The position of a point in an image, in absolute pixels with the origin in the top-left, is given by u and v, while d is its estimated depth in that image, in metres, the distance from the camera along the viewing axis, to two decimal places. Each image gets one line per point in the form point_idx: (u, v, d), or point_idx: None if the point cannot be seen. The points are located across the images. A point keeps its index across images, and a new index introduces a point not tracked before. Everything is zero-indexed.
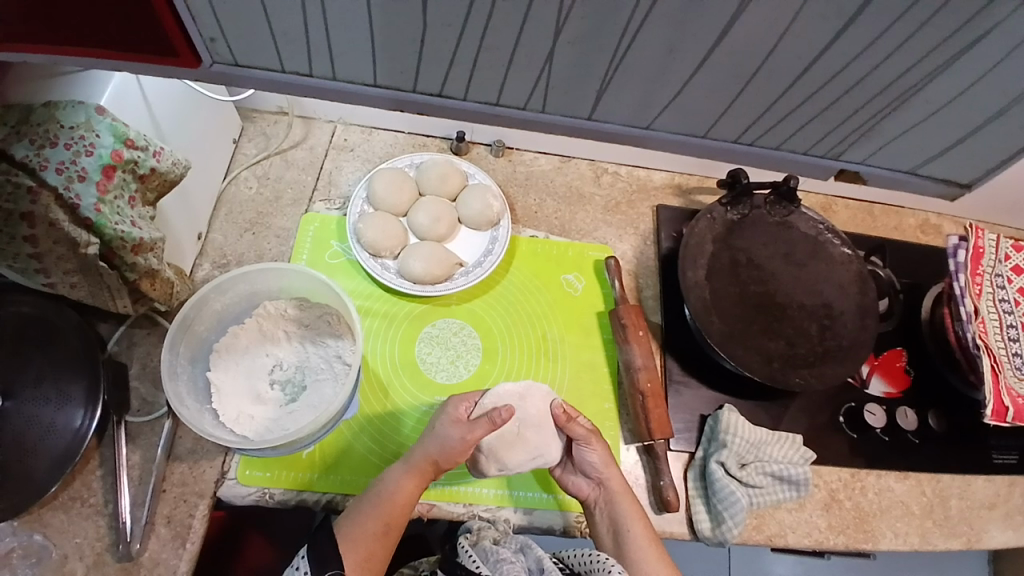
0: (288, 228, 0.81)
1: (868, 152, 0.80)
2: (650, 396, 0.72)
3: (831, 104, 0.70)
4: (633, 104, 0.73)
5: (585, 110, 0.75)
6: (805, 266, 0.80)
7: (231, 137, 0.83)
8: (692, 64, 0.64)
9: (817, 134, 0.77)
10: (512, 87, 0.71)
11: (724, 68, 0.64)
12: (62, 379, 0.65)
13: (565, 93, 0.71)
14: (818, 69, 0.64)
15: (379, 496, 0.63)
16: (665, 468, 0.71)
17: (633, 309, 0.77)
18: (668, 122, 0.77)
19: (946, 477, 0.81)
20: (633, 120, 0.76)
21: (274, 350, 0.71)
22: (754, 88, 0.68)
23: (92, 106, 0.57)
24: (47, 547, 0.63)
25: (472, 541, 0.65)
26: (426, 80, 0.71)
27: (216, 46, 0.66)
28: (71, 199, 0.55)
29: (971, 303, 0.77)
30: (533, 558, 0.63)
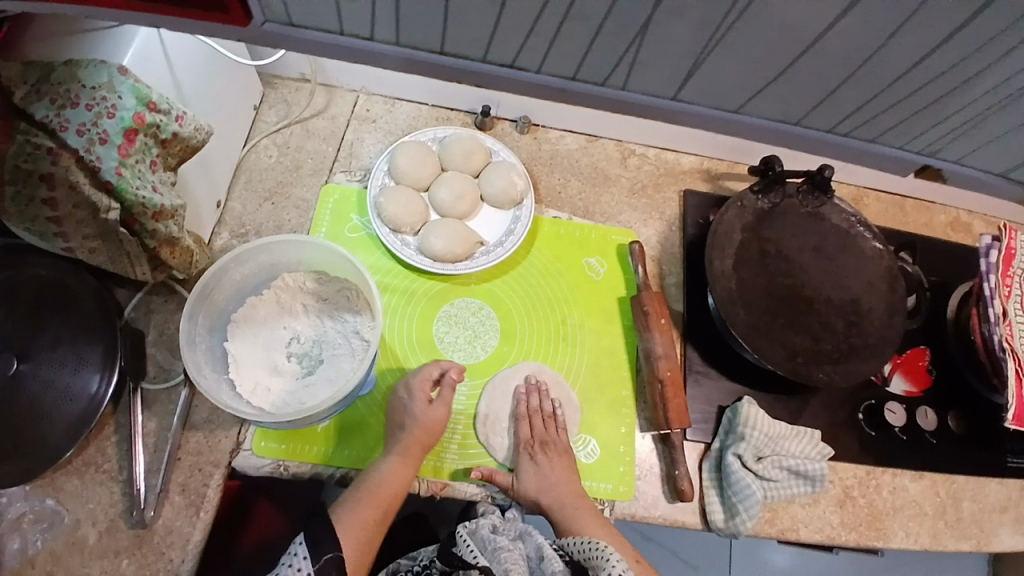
0: (307, 199, 0.80)
1: (959, 149, 0.76)
2: (670, 384, 0.71)
3: (912, 97, 0.67)
4: (717, 88, 0.70)
5: (671, 88, 0.71)
6: (834, 260, 0.78)
7: (252, 103, 0.81)
8: (846, 60, 0.62)
9: (884, 127, 0.74)
10: (644, 78, 0.70)
11: (827, 59, 0.63)
12: (80, 344, 0.65)
13: (660, 76, 0.69)
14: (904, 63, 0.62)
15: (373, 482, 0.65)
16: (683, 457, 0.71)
17: (656, 296, 0.75)
18: (762, 105, 0.73)
19: (962, 479, 0.80)
20: (726, 102, 0.73)
21: (292, 322, 0.70)
22: (921, 90, 0.66)
23: (114, 65, 0.55)
24: (60, 512, 0.64)
25: (470, 528, 0.67)
26: (495, 51, 0.67)
27: (273, 3, 0.60)
28: (92, 162, 0.53)
29: (1000, 304, 0.75)
30: (532, 544, 0.65)
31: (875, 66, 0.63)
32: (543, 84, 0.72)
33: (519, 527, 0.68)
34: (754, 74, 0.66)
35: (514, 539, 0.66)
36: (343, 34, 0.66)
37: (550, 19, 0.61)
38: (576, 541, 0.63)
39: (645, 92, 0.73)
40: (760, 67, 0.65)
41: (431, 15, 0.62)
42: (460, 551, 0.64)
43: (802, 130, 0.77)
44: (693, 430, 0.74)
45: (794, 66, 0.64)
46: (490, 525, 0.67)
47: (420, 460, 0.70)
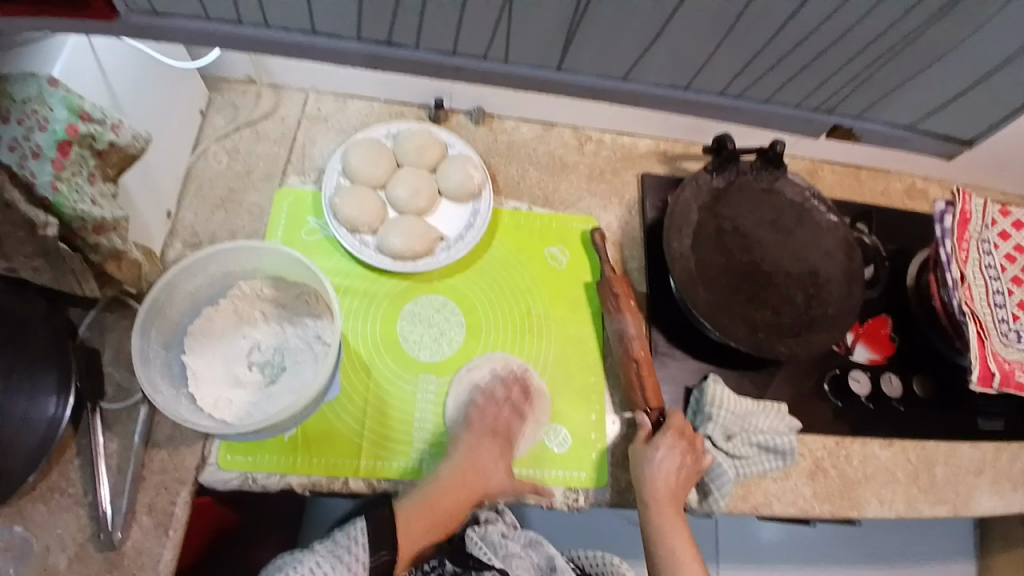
0: (261, 205, 0.78)
1: (865, 104, 0.77)
2: (644, 363, 0.71)
3: (819, 54, 0.68)
4: (604, 55, 0.69)
5: (554, 59, 0.70)
6: (792, 233, 0.78)
7: (197, 107, 0.79)
8: (723, 16, 0.62)
9: (805, 87, 0.74)
10: (525, 48, 0.69)
11: (698, 18, 0.63)
12: (31, 368, 0.63)
13: (541, 46, 0.68)
14: (810, 13, 0.61)
15: (433, 481, 0.68)
16: (664, 440, 0.67)
17: (622, 278, 0.75)
18: (649, 70, 0.72)
19: (931, 443, 0.81)
20: (614, 68, 0.72)
21: (251, 331, 0.69)
22: (812, 42, 0.66)
23: (44, 77, 0.53)
24: (29, 539, 0.62)
25: (479, 531, 0.70)
26: (367, 31, 0.66)
27: None
28: (26, 177, 0.52)
29: (957, 269, 0.76)
30: (543, 555, 0.71)
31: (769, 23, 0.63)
32: (430, 62, 0.71)
33: (529, 535, 0.74)
34: (631, 37, 0.66)
35: (524, 546, 0.72)
36: (211, 19, 0.63)
37: None
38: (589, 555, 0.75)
39: (531, 63, 0.71)
40: (639, 30, 0.65)
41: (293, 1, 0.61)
42: (472, 551, 0.68)
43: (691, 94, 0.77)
44: (676, 415, 0.69)
45: (670, 28, 0.64)
46: (500, 531, 0.71)
47: (397, 463, 0.70)
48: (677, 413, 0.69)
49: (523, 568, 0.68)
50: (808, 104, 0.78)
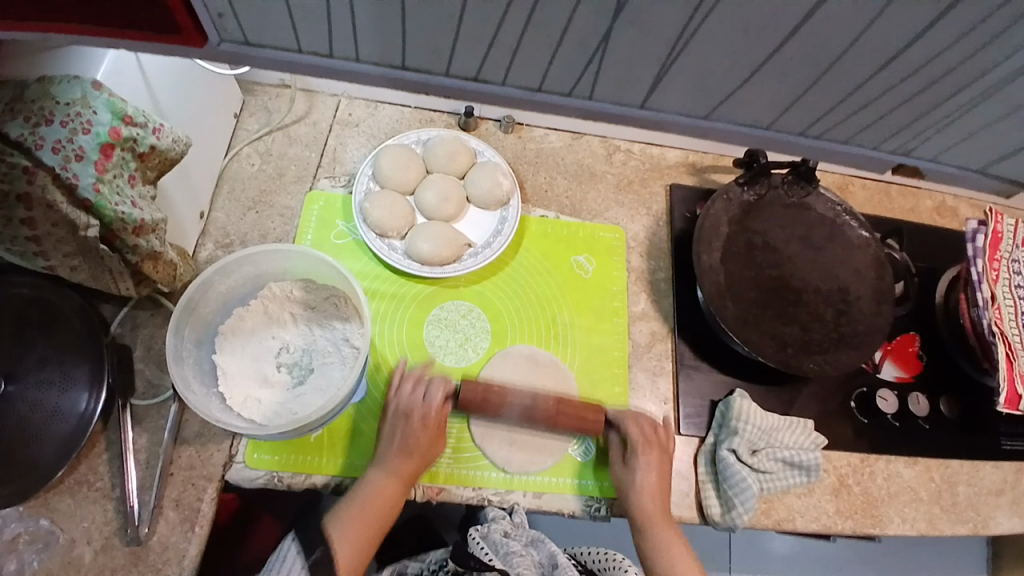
0: (292, 207, 0.79)
1: (941, 147, 0.79)
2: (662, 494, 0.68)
3: (906, 100, 0.69)
4: (699, 96, 0.71)
5: (637, 98, 0.72)
6: (822, 249, 0.78)
7: (232, 111, 0.80)
8: (818, 67, 0.64)
9: (889, 129, 0.76)
10: (614, 90, 0.71)
11: (794, 62, 0.63)
12: (65, 363, 0.64)
13: (623, 84, 0.69)
14: (908, 59, 0.61)
15: (361, 497, 0.64)
16: (637, 459, 0.68)
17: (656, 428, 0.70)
18: (740, 112, 0.74)
19: (954, 463, 0.80)
20: (696, 108, 0.74)
21: (280, 332, 0.70)
22: (902, 88, 0.66)
23: (88, 80, 0.54)
24: (55, 531, 0.63)
25: (482, 531, 0.68)
26: (455, 65, 0.68)
27: (224, 22, 0.61)
28: (68, 179, 0.52)
29: (988, 288, 0.75)
30: (545, 552, 0.68)
31: (875, 68, 0.63)
32: (513, 96, 0.72)
33: (531, 533, 0.70)
34: (726, 76, 0.66)
35: (526, 544, 0.68)
36: (302, 52, 0.67)
37: (506, 38, 0.61)
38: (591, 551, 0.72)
39: (617, 103, 0.74)
40: (723, 83, 0.68)
41: (389, 35, 0.63)
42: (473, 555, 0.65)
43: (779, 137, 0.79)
44: (631, 423, 0.70)
45: (755, 75, 0.66)
46: (502, 530, 0.67)
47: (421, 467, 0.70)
48: (635, 425, 0.70)
49: (526, 567, 0.64)
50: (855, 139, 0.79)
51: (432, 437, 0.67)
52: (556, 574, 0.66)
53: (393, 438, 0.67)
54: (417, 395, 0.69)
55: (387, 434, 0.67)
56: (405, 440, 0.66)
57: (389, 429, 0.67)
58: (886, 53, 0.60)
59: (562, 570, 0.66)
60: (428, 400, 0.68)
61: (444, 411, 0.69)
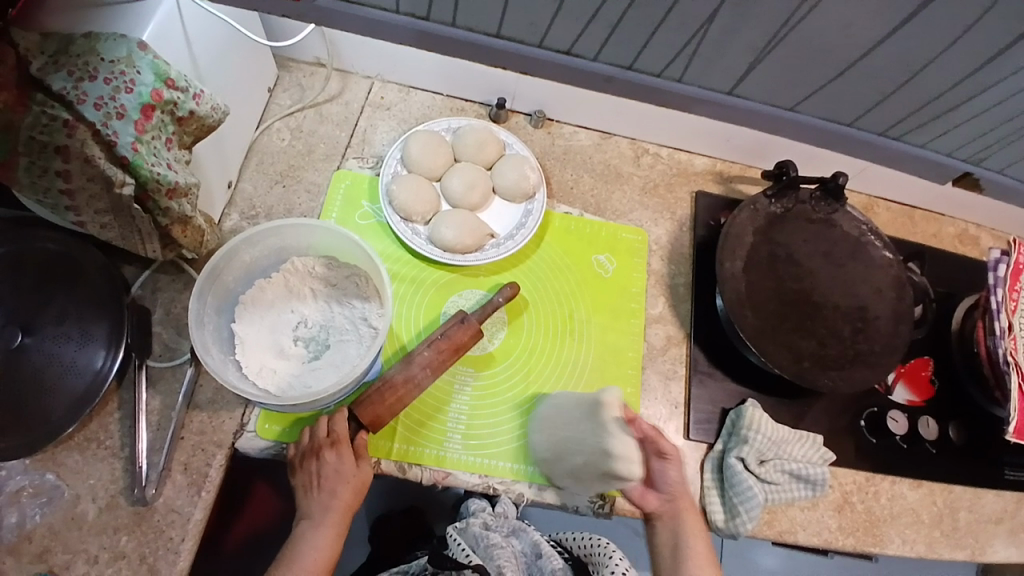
0: (319, 184, 0.79)
1: (1007, 161, 0.77)
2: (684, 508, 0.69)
3: (973, 117, 0.70)
4: (842, 102, 0.72)
5: (727, 83, 0.72)
6: (844, 266, 0.78)
7: (267, 85, 0.80)
8: (907, 69, 0.64)
9: (964, 137, 0.74)
10: (702, 72, 0.71)
11: (874, 72, 0.66)
12: (86, 319, 0.64)
13: (714, 70, 0.70)
14: (980, 79, 0.64)
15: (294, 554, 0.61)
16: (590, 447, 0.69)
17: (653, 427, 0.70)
18: (874, 123, 0.75)
19: (958, 489, 0.80)
20: (843, 116, 0.75)
21: (300, 306, 0.70)
22: (979, 101, 0.67)
23: (134, 40, 0.54)
24: (60, 486, 0.64)
25: (462, 527, 0.73)
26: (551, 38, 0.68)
27: None
28: (108, 136, 0.53)
29: (1006, 318, 0.75)
30: (528, 541, 0.72)
31: (955, 78, 0.64)
32: (597, 72, 0.73)
33: (514, 523, 0.73)
34: (817, 71, 0.67)
35: (507, 536, 0.71)
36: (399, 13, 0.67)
37: (610, 15, 0.62)
38: (578, 537, 0.73)
39: (703, 86, 0.74)
40: (872, 93, 0.69)
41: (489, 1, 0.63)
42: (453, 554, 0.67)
43: (895, 145, 0.78)
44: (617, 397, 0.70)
45: (863, 61, 0.64)
46: (482, 523, 0.72)
47: (429, 450, 0.70)
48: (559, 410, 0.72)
49: (506, 558, 0.67)
50: (961, 154, 0.78)
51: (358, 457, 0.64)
52: (540, 563, 0.70)
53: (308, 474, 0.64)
54: (322, 427, 0.65)
55: (308, 484, 0.64)
56: (328, 485, 0.63)
57: (304, 475, 0.64)
58: (980, 58, 0.61)
59: (544, 559, 0.70)
60: (336, 435, 0.64)
61: (359, 437, 0.65)
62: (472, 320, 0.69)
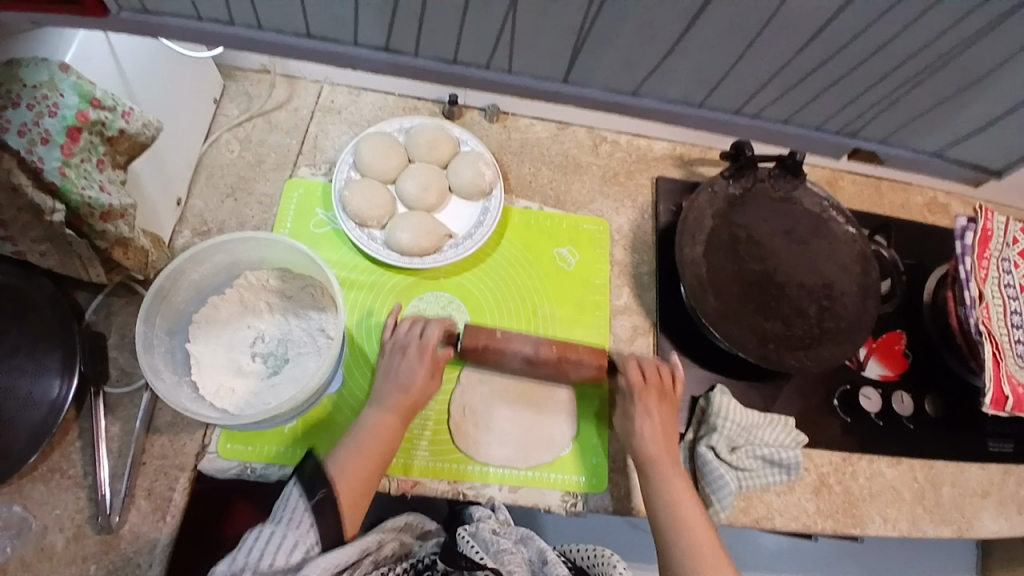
0: (271, 195, 0.78)
1: (887, 128, 0.77)
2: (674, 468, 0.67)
3: (832, 87, 0.69)
4: (688, 79, 0.70)
5: (615, 83, 0.72)
6: (808, 245, 0.77)
7: (211, 95, 0.78)
8: (732, 53, 0.65)
9: (828, 109, 0.74)
10: (539, 60, 0.69)
11: (703, 50, 0.65)
12: (39, 350, 0.63)
13: (552, 58, 0.68)
14: (811, 54, 0.64)
15: (361, 440, 0.63)
16: (634, 407, 0.68)
17: (652, 389, 0.69)
18: (729, 100, 0.74)
19: (939, 463, 0.80)
20: (692, 96, 0.74)
21: (256, 322, 0.69)
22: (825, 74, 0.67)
23: (56, 64, 0.53)
24: (28, 518, 0.63)
25: (470, 530, 0.66)
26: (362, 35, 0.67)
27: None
28: (33, 163, 0.51)
29: (976, 287, 0.74)
30: (534, 549, 0.65)
31: (784, 60, 0.65)
32: (427, 68, 0.71)
33: (520, 531, 0.68)
34: (652, 52, 0.65)
35: (516, 542, 0.66)
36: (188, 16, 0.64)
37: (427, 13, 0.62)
38: (580, 548, 0.73)
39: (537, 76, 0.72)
40: (714, 71, 0.68)
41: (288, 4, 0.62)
42: (463, 551, 0.62)
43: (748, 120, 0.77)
44: (633, 368, 0.70)
45: (678, 50, 0.65)
46: (491, 528, 0.66)
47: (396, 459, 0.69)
48: (635, 367, 0.70)
49: (516, 564, 0.62)
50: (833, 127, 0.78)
51: (431, 369, 0.68)
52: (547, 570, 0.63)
53: (386, 370, 0.68)
54: (413, 334, 0.70)
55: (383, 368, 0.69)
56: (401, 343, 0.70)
57: (384, 365, 0.69)
58: (801, 40, 0.62)
59: (552, 565, 0.63)
60: (425, 339, 0.69)
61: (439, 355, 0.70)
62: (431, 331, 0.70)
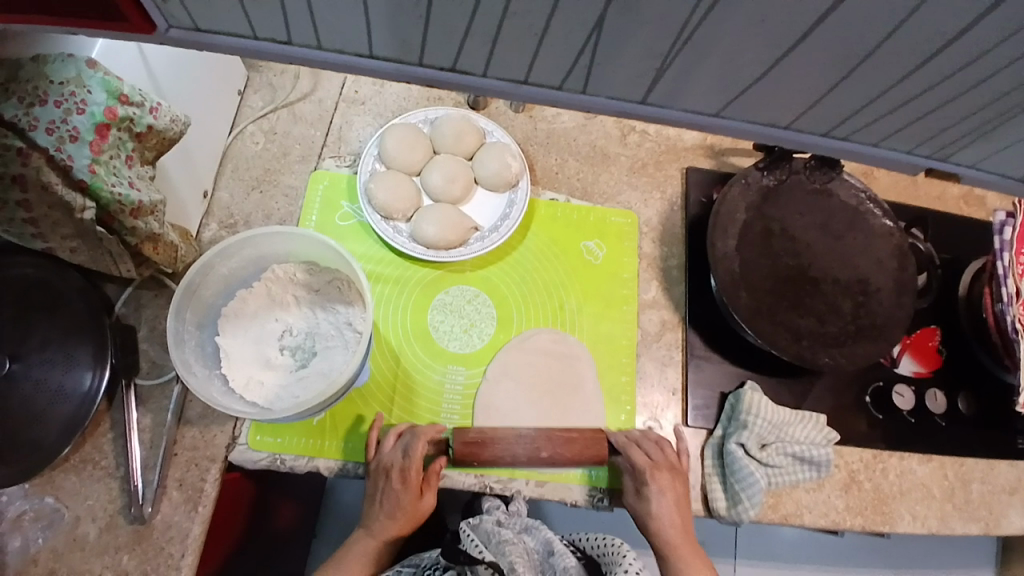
0: (296, 187, 0.78)
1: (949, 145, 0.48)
2: (681, 501, 0.66)
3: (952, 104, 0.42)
4: (711, 85, 0.42)
5: (637, 90, 0.44)
6: (843, 239, 0.74)
7: (236, 87, 0.78)
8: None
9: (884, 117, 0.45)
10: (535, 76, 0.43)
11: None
12: (70, 342, 0.64)
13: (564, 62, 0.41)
14: None
15: (343, 562, 0.64)
16: (648, 486, 0.65)
17: (664, 463, 0.66)
18: (751, 109, 0.46)
19: (971, 461, 0.78)
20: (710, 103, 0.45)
21: (283, 315, 0.69)
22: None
23: (82, 58, 0.52)
24: (59, 509, 0.64)
25: (473, 523, 0.65)
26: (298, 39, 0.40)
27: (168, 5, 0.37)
28: (63, 160, 0.51)
29: (1014, 283, 0.70)
30: (541, 539, 0.64)
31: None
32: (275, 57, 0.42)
33: (527, 522, 0.67)
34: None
35: (520, 532, 0.64)
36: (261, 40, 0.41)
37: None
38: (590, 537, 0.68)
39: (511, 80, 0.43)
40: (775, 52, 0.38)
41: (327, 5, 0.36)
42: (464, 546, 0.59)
43: (834, 144, 0.49)
44: (636, 449, 0.66)
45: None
46: (494, 520, 0.65)
47: None
48: (637, 451, 0.66)
49: (520, 553, 0.59)
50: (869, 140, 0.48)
51: (418, 492, 0.64)
52: (552, 561, 0.61)
53: (376, 499, 0.65)
54: (398, 453, 0.65)
55: (371, 496, 0.66)
56: (387, 508, 0.64)
57: (373, 485, 0.65)
58: None
59: (558, 557, 0.62)
60: (408, 464, 0.63)
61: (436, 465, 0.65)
62: (415, 453, 0.64)
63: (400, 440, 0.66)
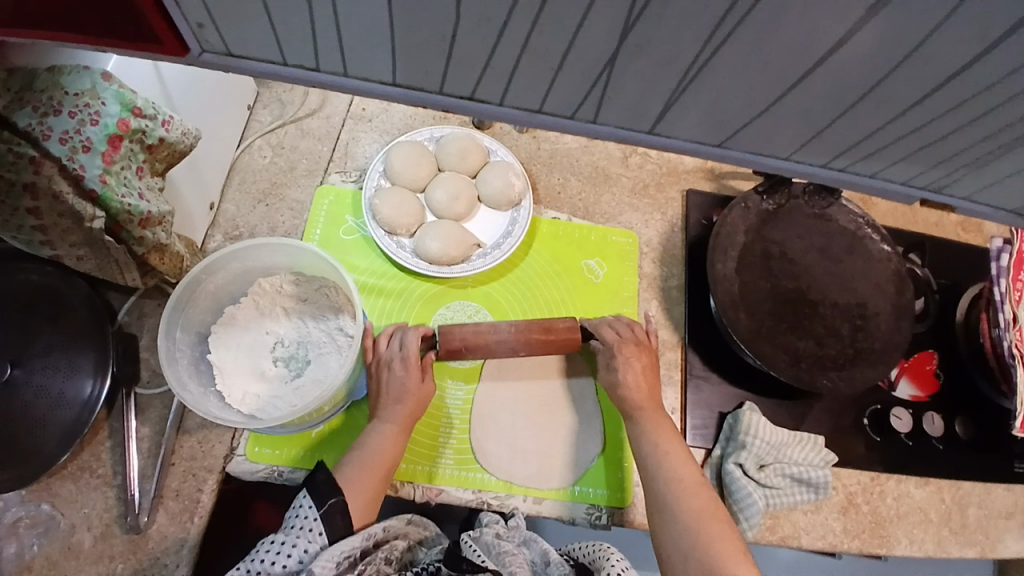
0: (302, 201, 0.79)
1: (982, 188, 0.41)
2: (646, 354, 0.70)
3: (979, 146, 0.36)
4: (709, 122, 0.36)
5: (641, 122, 0.37)
6: (840, 263, 0.76)
7: (246, 102, 0.79)
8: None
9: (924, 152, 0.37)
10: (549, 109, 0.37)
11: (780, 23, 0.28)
12: (73, 349, 0.64)
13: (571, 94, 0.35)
14: None
15: (365, 453, 0.63)
16: (617, 359, 0.69)
17: (630, 334, 0.70)
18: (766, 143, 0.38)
19: (967, 485, 0.78)
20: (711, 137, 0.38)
21: (274, 326, 0.69)
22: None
23: (98, 70, 0.52)
24: (56, 516, 0.64)
25: (474, 535, 0.65)
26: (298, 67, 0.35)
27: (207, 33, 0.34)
28: (75, 170, 0.52)
29: (1011, 309, 0.71)
30: (537, 551, 0.64)
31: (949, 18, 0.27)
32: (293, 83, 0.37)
33: (524, 533, 0.66)
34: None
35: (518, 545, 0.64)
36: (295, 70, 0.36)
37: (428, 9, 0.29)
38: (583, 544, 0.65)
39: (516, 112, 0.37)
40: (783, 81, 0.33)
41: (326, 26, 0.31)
42: (466, 554, 0.59)
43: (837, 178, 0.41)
44: (606, 328, 0.70)
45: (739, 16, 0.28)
46: (494, 532, 0.65)
47: (419, 467, 0.69)
48: (627, 367, 0.68)
49: (520, 565, 0.60)
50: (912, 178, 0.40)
51: (420, 377, 0.66)
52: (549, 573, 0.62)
53: (380, 391, 0.66)
54: (394, 348, 0.68)
55: (376, 395, 0.66)
56: (393, 395, 0.66)
57: (375, 380, 0.67)
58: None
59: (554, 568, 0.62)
60: (406, 350, 0.67)
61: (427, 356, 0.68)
62: (410, 337, 0.68)
63: (394, 336, 0.69)
